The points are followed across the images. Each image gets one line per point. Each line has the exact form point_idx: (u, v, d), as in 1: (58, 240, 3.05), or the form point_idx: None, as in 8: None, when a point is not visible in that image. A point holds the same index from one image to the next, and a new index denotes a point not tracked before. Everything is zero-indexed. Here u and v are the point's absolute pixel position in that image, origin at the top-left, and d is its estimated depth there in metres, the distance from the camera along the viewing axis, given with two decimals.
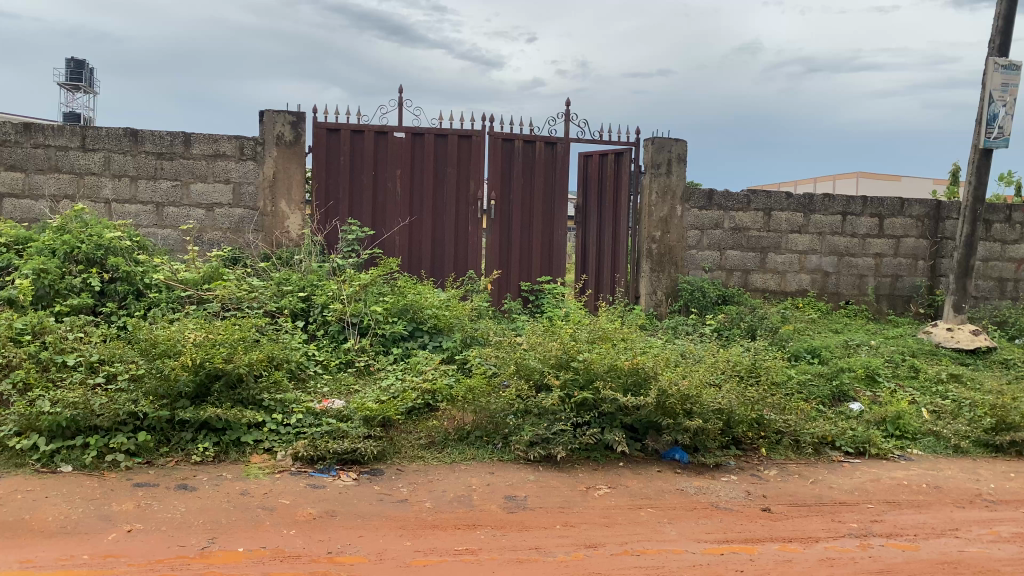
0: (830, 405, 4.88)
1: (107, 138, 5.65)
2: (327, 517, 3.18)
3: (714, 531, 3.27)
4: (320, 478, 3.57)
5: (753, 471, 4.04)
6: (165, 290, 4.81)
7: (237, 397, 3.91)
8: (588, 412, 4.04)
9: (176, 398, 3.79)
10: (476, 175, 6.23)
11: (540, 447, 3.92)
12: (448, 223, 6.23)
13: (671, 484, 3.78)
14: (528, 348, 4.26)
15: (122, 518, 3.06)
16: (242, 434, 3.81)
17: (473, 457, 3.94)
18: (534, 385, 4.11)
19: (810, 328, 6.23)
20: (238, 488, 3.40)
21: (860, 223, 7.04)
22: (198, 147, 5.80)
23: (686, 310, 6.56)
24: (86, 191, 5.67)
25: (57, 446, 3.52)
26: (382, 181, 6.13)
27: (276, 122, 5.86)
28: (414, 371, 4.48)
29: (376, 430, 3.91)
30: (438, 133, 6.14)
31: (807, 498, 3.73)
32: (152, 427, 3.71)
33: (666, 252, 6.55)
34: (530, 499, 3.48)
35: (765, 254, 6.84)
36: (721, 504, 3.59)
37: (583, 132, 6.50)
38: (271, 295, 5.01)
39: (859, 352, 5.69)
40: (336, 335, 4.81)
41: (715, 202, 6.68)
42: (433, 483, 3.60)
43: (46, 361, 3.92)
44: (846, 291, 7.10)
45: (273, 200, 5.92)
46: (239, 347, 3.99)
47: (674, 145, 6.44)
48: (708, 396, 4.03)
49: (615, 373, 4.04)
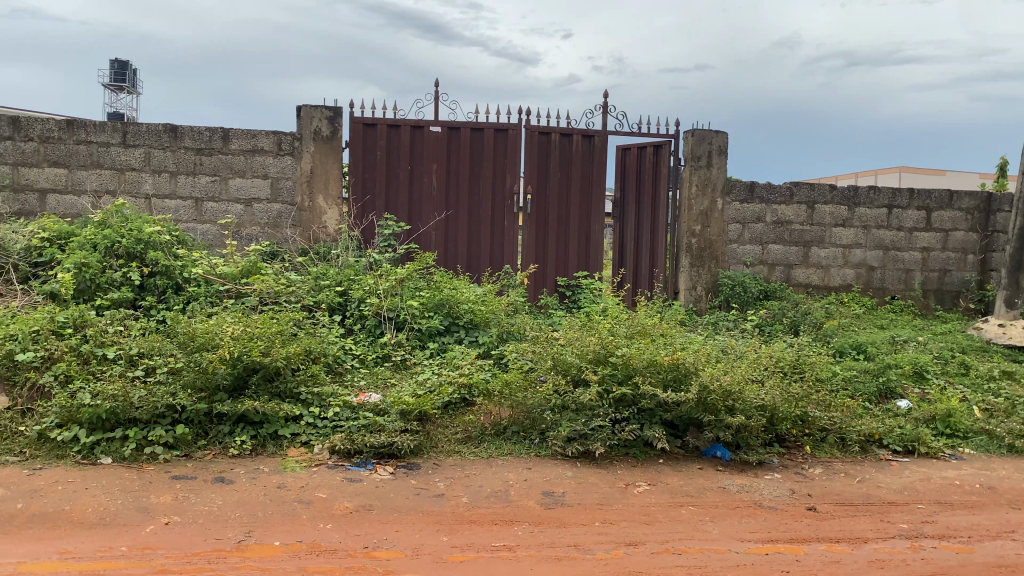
0: (877, 402, 4.74)
1: (147, 134, 5.70)
2: (364, 512, 3.15)
3: (758, 530, 3.19)
4: (356, 472, 3.55)
5: (797, 469, 3.94)
6: (204, 284, 4.84)
7: (274, 390, 3.91)
8: (627, 408, 3.97)
9: (214, 391, 3.80)
10: (513, 169, 6.17)
11: (578, 443, 3.85)
12: (484, 218, 6.19)
13: (713, 481, 3.70)
14: (565, 342, 4.20)
15: (160, 511, 3.06)
16: (280, 427, 3.81)
17: (510, 452, 3.89)
18: (572, 381, 4.05)
19: (854, 324, 6.06)
20: (275, 481, 3.39)
21: (907, 217, 6.86)
22: (236, 142, 5.82)
23: (727, 306, 6.45)
24: (127, 187, 5.73)
25: (97, 438, 3.55)
26: (419, 175, 6.10)
27: (313, 117, 5.87)
28: (451, 366, 4.44)
29: (413, 424, 3.87)
30: (474, 126, 6.10)
31: (854, 497, 3.62)
32: (190, 421, 3.72)
33: (706, 247, 6.43)
34: (569, 495, 3.42)
35: (809, 249, 6.69)
36: (765, 503, 3.50)
37: (621, 124, 6.41)
38: (309, 289, 5.00)
39: (906, 348, 5.53)
40: (372, 329, 4.79)
41: (757, 194, 6.54)
42: (470, 478, 3.56)
43: (87, 354, 3.94)
44: (892, 286, 6.91)
45: (310, 195, 5.93)
46: (276, 340, 3.99)
47: (715, 137, 6.31)
48: (751, 393, 3.93)
49: (655, 369, 3.96)
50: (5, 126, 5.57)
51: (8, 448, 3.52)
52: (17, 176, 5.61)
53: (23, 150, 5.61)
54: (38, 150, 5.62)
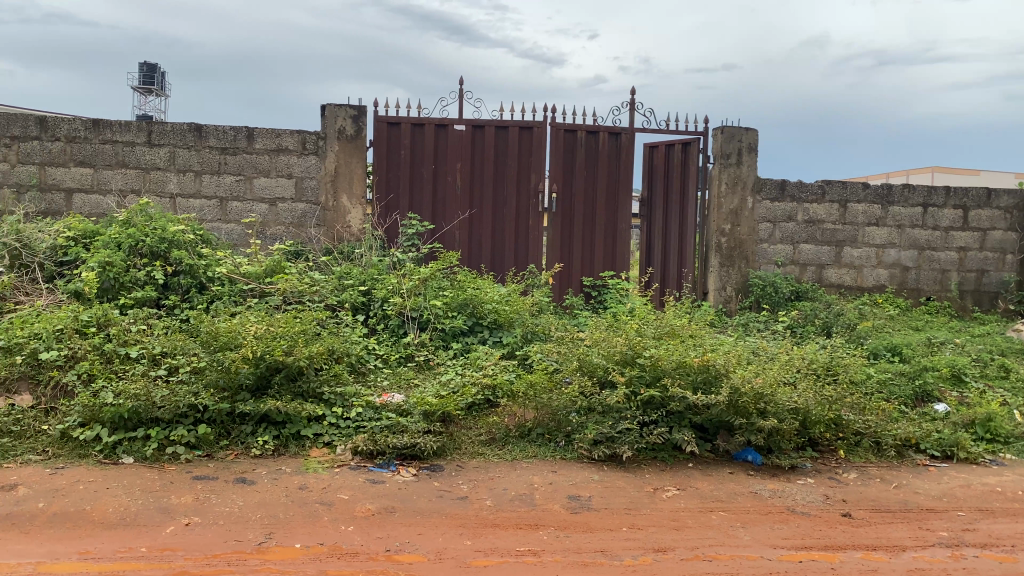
0: (913, 406, 4.61)
1: (172, 133, 5.70)
2: (386, 514, 3.09)
3: (791, 537, 3.08)
4: (379, 473, 3.49)
5: (831, 474, 3.82)
6: (228, 283, 4.81)
7: (297, 390, 3.87)
8: (655, 411, 3.88)
9: (237, 391, 3.76)
10: (538, 167, 6.10)
11: (605, 446, 3.77)
12: (509, 217, 6.12)
13: (744, 486, 3.59)
14: (591, 343, 4.11)
15: (180, 512, 3.02)
16: (302, 428, 3.76)
17: (535, 455, 3.81)
18: (598, 382, 3.97)
19: (889, 325, 5.91)
20: (297, 482, 3.34)
21: (943, 216, 6.69)
22: (261, 141, 5.80)
23: (757, 307, 6.32)
24: (152, 186, 5.74)
25: (119, 438, 3.52)
26: (443, 174, 6.05)
27: (338, 116, 5.83)
28: (474, 366, 4.37)
29: (436, 425, 3.81)
30: (499, 125, 6.03)
31: (891, 503, 3.50)
32: (213, 420, 3.69)
33: (736, 246, 6.32)
34: (595, 499, 3.34)
35: (841, 249, 6.55)
36: (798, 509, 3.40)
37: (648, 122, 6.32)
38: (332, 289, 4.96)
39: (944, 350, 5.38)
40: (396, 329, 4.74)
41: (788, 193, 6.41)
42: (494, 481, 3.48)
43: (110, 353, 3.93)
44: (927, 287, 6.74)
45: (335, 194, 5.89)
46: (299, 339, 3.95)
47: (744, 134, 6.22)
48: (784, 395, 3.82)
49: (684, 371, 3.86)
50: (32, 126, 5.60)
51: (31, 447, 3.51)
52: (44, 175, 5.64)
53: (50, 150, 5.63)
54: (65, 150, 5.64)
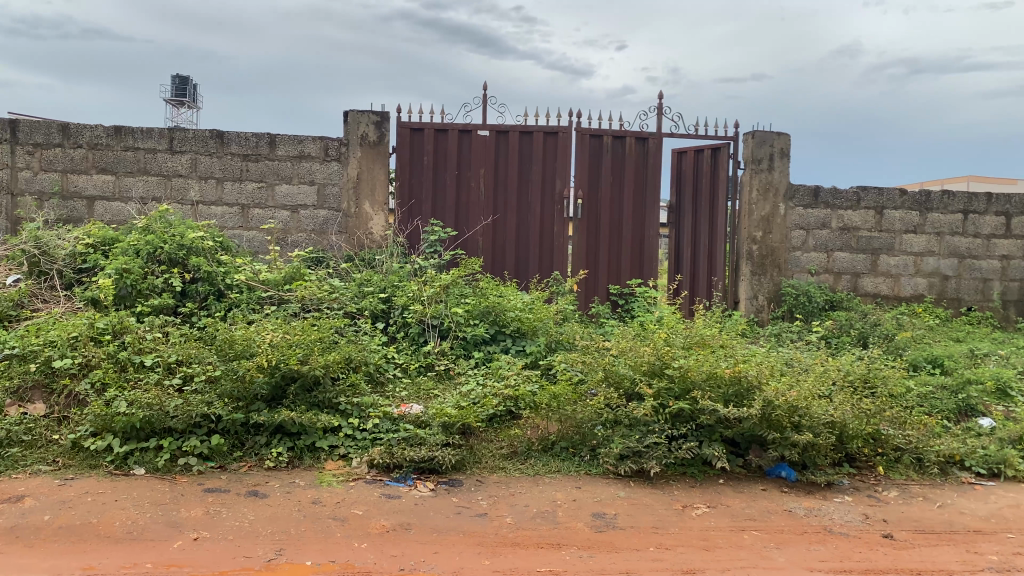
0: (956, 420, 4.40)
1: (194, 140, 5.66)
2: (401, 530, 2.96)
3: (829, 559, 2.91)
4: (395, 488, 3.37)
5: (870, 492, 3.64)
6: (246, 291, 4.73)
7: (313, 400, 3.76)
8: (684, 424, 3.71)
9: (252, 401, 3.67)
10: (563, 174, 5.97)
11: (631, 460, 3.61)
12: (534, 223, 5.99)
13: (778, 504, 3.42)
14: (617, 353, 3.96)
15: (189, 526, 2.92)
16: (317, 439, 3.65)
17: (558, 469, 3.67)
18: (625, 395, 3.82)
19: (928, 335, 5.69)
20: (311, 496, 3.22)
21: (984, 223, 6.45)
22: (282, 148, 5.73)
23: (790, 317, 6.14)
24: (174, 194, 5.70)
25: (131, 448, 3.44)
26: (466, 180, 5.94)
27: (360, 122, 5.75)
28: (496, 376, 4.23)
29: (455, 438, 3.68)
30: (523, 130, 5.91)
31: (935, 524, 3.31)
32: (226, 431, 3.59)
33: (768, 254, 6.13)
34: (621, 517, 3.18)
35: (878, 257, 6.33)
36: (836, 528, 3.21)
37: (676, 126, 6.16)
38: (352, 296, 4.87)
39: (987, 362, 5.15)
40: (416, 337, 4.63)
41: (822, 199, 6.22)
42: (515, 497, 3.34)
43: (124, 361, 3.85)
44: (968, 296, 6.50)
45: (357, 201, 5.81)
46: (316, 348, 3.84)
47: (776, 139, 6.05)
48: (820, 409, 3.63)
49: (714, 382, 3.70)
50: (55, 133, 5.58)
51: (41, 458, 3.44)
52: (66, 183, 5.62)
53: (72, 157, 5.61)
54: (87, 157, 5.61)
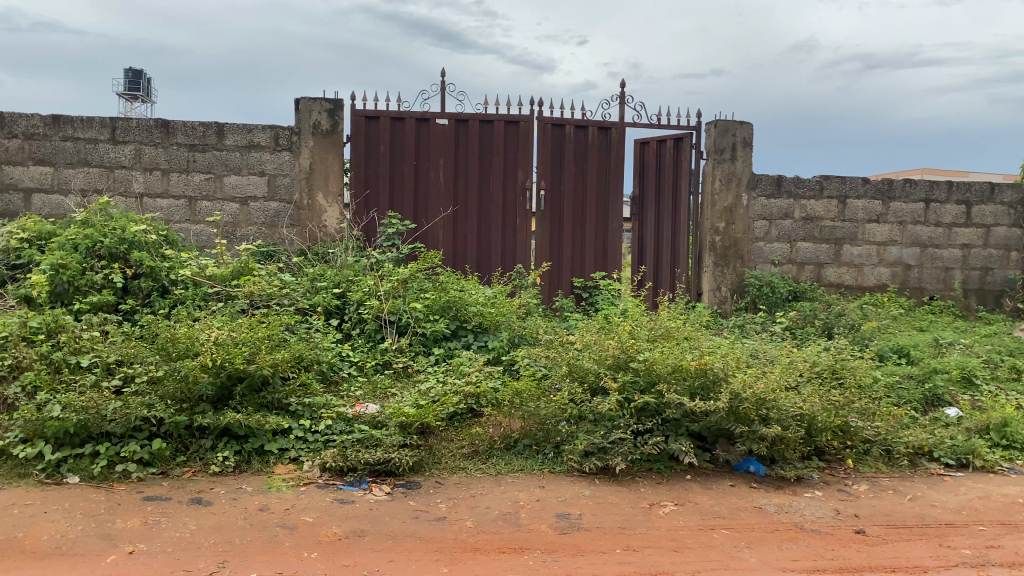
0: (923, 411, 4.35)
1: (137, 129, 5.41)
2: (354, 538, 2.79)
3: (802, 558, 2.80)
4: (349, 492, 3.20)
5: (840, 486, 3.55)
6: (192, 286, 4.50)
7: (261, 401, 3.56)
8: (650, 419, 3.59)
9: (196, 402, 3.46)
10: (524, 164, 5.82)
11: (596, 457, 3.48)
12: (495, 215, 5.84)
13: (747, 501, 3.31)
14: (582, 346, 3.83)
15: (125, 538, 2.71)
16: (266, 442, 3.45)
17: (521, 468, 3.52)
18: (590, 390, 3.70)
19: (892, 325, 5.65)
20: (258, 503, 3.04)
21: (945, 211, 6.43)
22: (231, 138, 5.50)
23: (754, 308, 6.06)
24: (117, 186, 5.44)
25: (64, 455, 3.22)
26: (425, 171, 5.76)
27: (313, 110, 5.54)
28: (457, 373, 4.07)
29: (413, 438, 3.51)
30: (483, 119, 5.75)
31: (906, 518, 3.23)
32: (169, 435, 3.39)
33: (731, 245, 6.05)
34: (586, 518, 3.04)
35: (841, 247, 6.29)
36: (807, 525, 3.11)
37: (638, 116, 6.05)
38: (305, 292, 4.66)
39: (951, 352, 5.12)
40: (372, 334, 4.45)
41: (785, 188, 6.14)
42: (476, 499, 3.19)
43: (59, 362, 3.62)
44: (930, 286, 6.49)
45: (310, 193, 5.60)
46: (263, 346, 3.64)
47: (738, 128, 5.96)
48: (788, 401, 3.55)
49: (680, 375, 3.58)
50: None
51: None
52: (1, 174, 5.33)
53: (7, 147, 5.32)
54: (23, 147, 5.33)
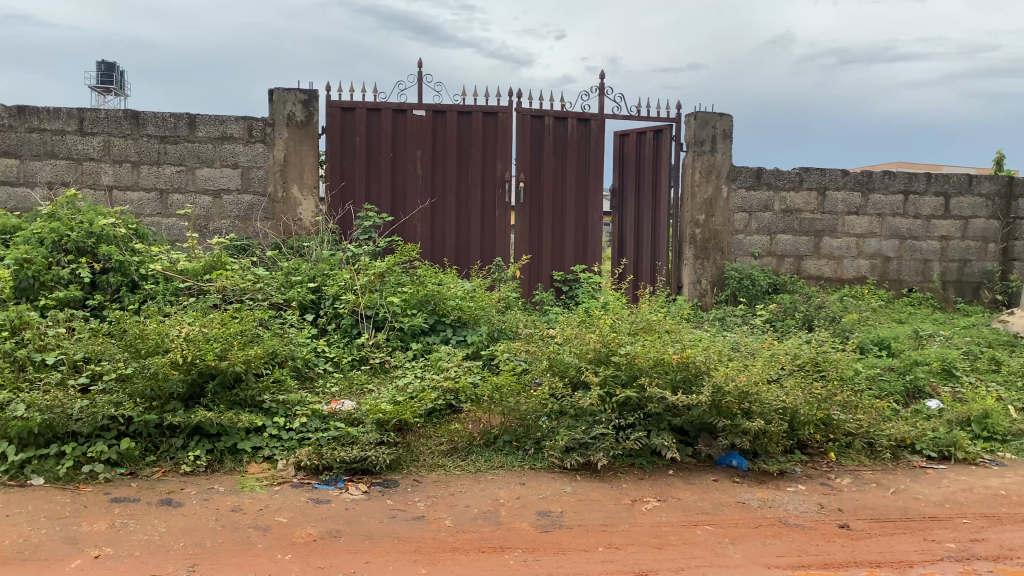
0: (905, 403, 4.33)
1: (106, 121, 5.27)
2: (329, 539, 2.71)
3: (787, 554, 2.76)
4: (324, 492, 3.11)
5: (823, 480, 3.52)
6: (163, 281, 4.38)
7: (234, 398, 3.47)
8: (632, 414, 3.53)
9: (167, 400, 3.37)
10: (503, 156, 5.74)
11: (578, 453, 3.42)
12: (474, 208, 5.76)
13: (731, 496, 3.26)
14: (562, 340, 3.76)
15: (91, 542, 2.62)
16: (239, 441, 3.36)
17: (501, 465, 3.45)
18: (570, 384, 3.64)
19: (872, 317, 5.64)
20: (230, 504, 2.95)
21: (924, 203, 6.44)
22: (203, 129, 5.38)
23: (734, 300, 6.03)
24: (85, 178, 5.30)
25: (28, 456, 3.11)
26: (402, 163, 5.66)
27: (287, 101, 5.43)
28: (435, 368, 3.99)
29: (390, 436, 3.43)
30: (461, 110, 5.66)
31: (890, 511, 3.20)
32: (138, 434, 3.29)
33: (711, 237, 6.01)
34: (567, 515, 2.98)
35: (820, 239, 6.28)
36: (791, 520, 3.07)
37: (618, 107, 5.99)
38: (279, 286, 4.56)
39: (931, 343, 5.12)
40: (349, 329, 4.36)
41: (765, 180, 6.11)
42: (455, 497, 3.12)
43: (23, 360, 3.51)
44: (909, 278, 6.50)
45: (284, 185, 5.49)
46: (235, 342, 3.54)
47: (718, 120, 5.91)
48: (770, 394, 3.50)
49: (662, 369, 3.53)
50: None
51: None
52: None
53: None
54: None
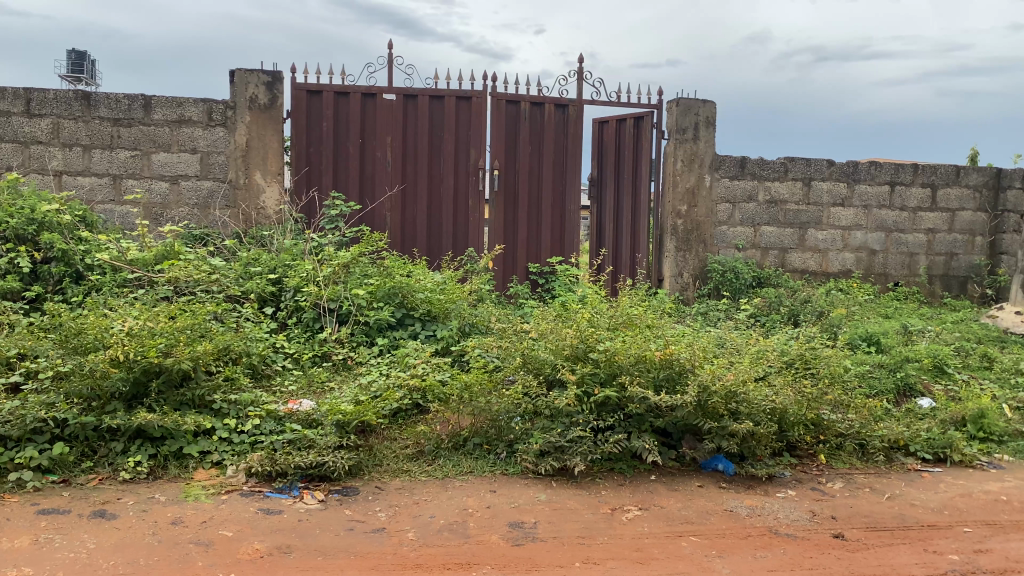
0: (896, 402, 4.14)
1: (55, 102, 4.95)
2: (279, 556, 2.45)
3: (779, 568, 2.53)
4: (276, 501, 2.85)
5: (813, 484, 3.31)
6: (110, 272, 4.08)
7: (180, 399, 3.19)
8: (611, 414, 3.30)
9: (107, 400, 3.09)
10: (477, 142, 5.48)
11: (553, 457, 3.18)
12: (446, 197, 5.50)
13: (717, 503, 3.04)
14: (537, 336, 3.53)
15: (9, 561, 2.34)
16: (185, 445, 3.09)
17: (470, 470, 3.20)
18: (546, 382, 3.40)
19: (860, 312, 5.45)
20: (171, 515, 2.68)
21: (911, 195, 6.26)
22: (159, 112, 5.08)
23: (716, 294, 5.83)
24: (32, 162, 4.98)
25: None
26: (371, 149, 5.39)
27: (249, 83, 5.13)
28: (402, 365, 3.73)
29: (351, 439, 3.18)
30: (433, 94, 5.40)
31: (886, 520, 2.99)
32: (75, 438, 3.01)
33: (693, 229, 5.80)
34: (541, 527, 2.74)
35: (805, 231, 6.09)
36: (782, 530, 2.85)
37: (597, 93, 5.74)
38: (236, 277, 4.27)
39: (921, 339, 4.93)
40: (310, 324, 4.10)
41: (749, 170, 5.90)
42: (420, 506, 2.87)
43: None
44: (895, 272, 6.33)
45: (246, 171, 5.20)
46: (182, 338, 3.26)
47: (701, 107, 5.69)
48: (759, 394, 3.28)
49: (644, 367, 3.30)
50: None
51: None
52: None
53: None
54: None
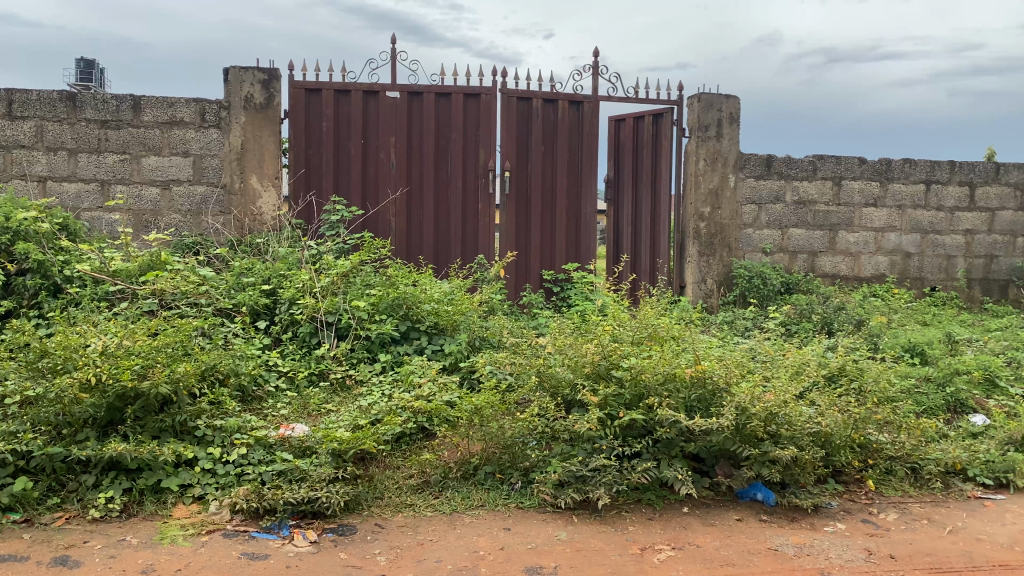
0: (947, 419, 3.79)
1: (38, 103, 4.66)
2: None
3: None
4: (261, 543, 2.53)
5: (864, 516, 2.96)
6: (91, 284, 3.79)
7: (159, 426, 2.87)
8: (638, 439, 2.96)
9: (78, 428, 2.79)
10: (487, 142, 5.16)
11: (574, 489, 2.84)
12: (455, 200, 5.18)
13: (760, 540, 2.70)
14: (554, 351, 3.20)
15: None
16: (163, 478, 2.77)
17: (481, 503, 2.88)
18: (565, 403, 3.08)
19: (898, 318, 5.09)
20: (141, 563, 2.36)
21: (947, 194, 5.90)
22: (149, 113, 4.79)
23: (743, 301, 5.48)
24: (16, 168, 4.70)
25: None
26: (374, 150, 5.09)
27: (243, 81, 4.83)
28: (406, 385, 3.41)
29: (347, 470, 2.85)
30: (440, 91, 5.08)
31: (952, 559, 2.63)
32: (40, 470, 2.69)
33: (717, 232, 5.46)
34: (562, 572, 2.41)
35: (835, 233, 5.74)
36: (835, 573, 2.50)
37: (614, 88, 5.41)
38: (227, 288, 3.97)
39: (966, 349, 4.56)
40: (307, 339, 3.79)
41: (775, 169, 5.55)
42: (424, 548, 2.54)
43: None
44: (932, 275, 5.96)
45: (241, 175, 4.90)
46: (162, 358, 2.94)
47: (724, 102, 5.35)
48: (801, 416, 2.94)
49: (674, 386, 2.96)
50: None
51: None
52: None
53: None
54: None
